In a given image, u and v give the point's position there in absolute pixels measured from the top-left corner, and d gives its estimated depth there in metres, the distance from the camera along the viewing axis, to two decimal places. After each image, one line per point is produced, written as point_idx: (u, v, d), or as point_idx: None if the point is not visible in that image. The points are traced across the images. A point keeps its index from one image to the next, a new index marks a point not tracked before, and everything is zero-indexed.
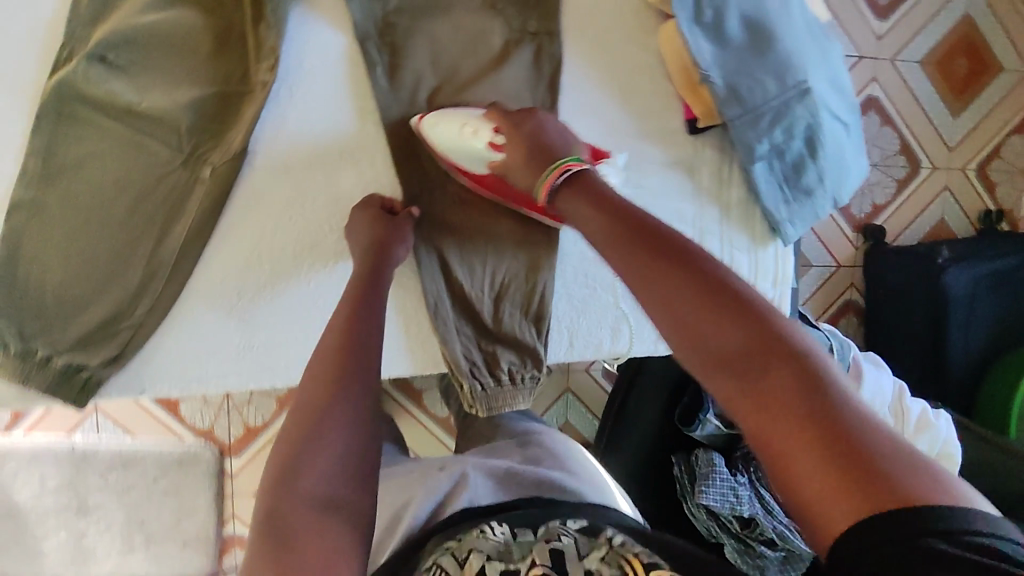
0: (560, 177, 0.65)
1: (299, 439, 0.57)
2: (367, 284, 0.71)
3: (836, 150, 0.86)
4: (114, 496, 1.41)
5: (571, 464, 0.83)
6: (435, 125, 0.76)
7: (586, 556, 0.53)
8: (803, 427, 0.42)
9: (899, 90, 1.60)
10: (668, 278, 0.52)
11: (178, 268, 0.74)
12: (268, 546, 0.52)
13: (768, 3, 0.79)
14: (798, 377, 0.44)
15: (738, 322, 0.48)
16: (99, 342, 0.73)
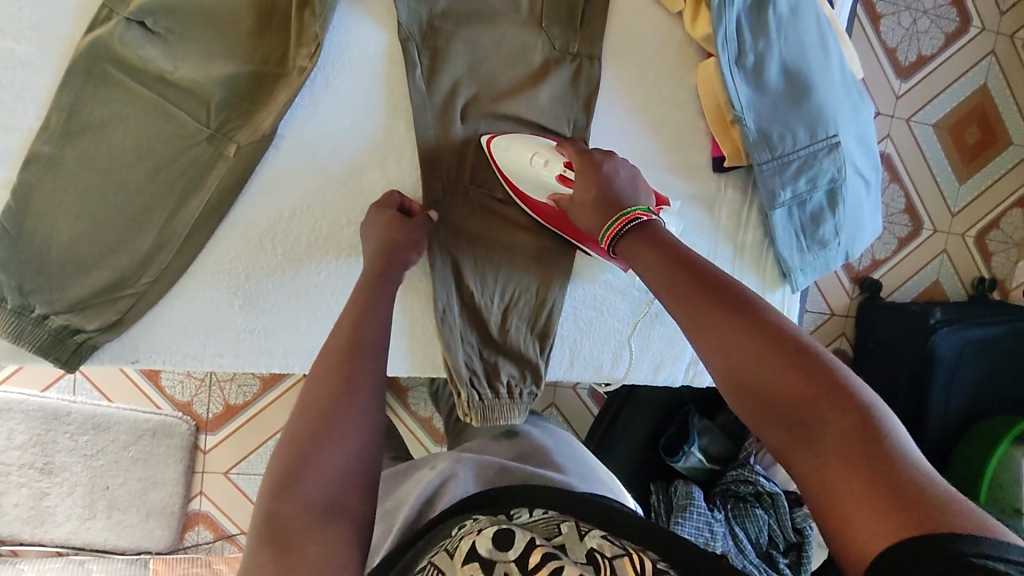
0: (627, 226, 0.62)
1: (302, 442, 0.57)
2: (377, 279, 0.71)
3: (855, 206, 0.87)
4: (81, 460, 1.38)
5: (559, 457, 0.82)
6: (504, 148, 0.77)
7: (587, 536, 0.56)
8: (861, 480, 0.43)
9: (910, 151, 1.62)
10: (723, 322, 0.54)
11: (189, 241, 0.73)
12: (266, 553, 0.53)
13: (809, 54, 0.79)
14: (856, 429, 0.46)
15: (793, 371, 0.50)
16: (99, 307, 0.71)
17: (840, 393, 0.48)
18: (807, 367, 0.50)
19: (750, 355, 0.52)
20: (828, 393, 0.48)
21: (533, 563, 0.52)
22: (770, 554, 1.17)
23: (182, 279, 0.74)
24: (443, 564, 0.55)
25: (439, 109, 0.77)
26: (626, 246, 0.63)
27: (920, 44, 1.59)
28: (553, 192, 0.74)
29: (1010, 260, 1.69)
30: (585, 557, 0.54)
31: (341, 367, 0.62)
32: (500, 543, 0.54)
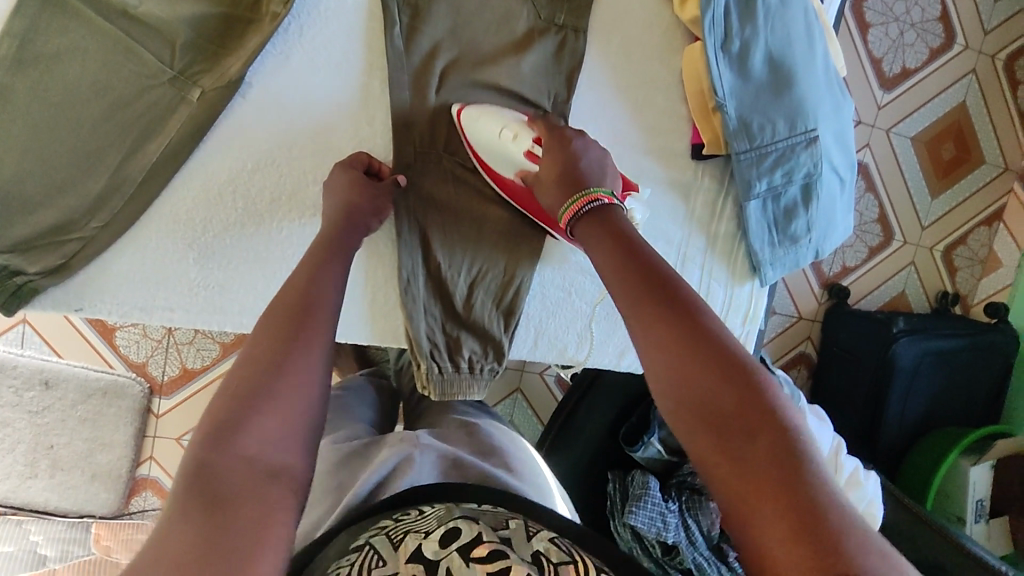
0: (586, 207, 0.65)
1: (245, 395, 0.55)
2: (330, 243, 0.68)
3: (829, 202, 0.87)
4: (26, 416, 1.34)
5: (513, 460, 0.80)
6: (475, 120, 0.75)
7: (534, 539, 0.56)
8: (776, 501, 0.44)
9: (887, 162, 1.65)
10: (671, 329, 0.54)
11: (145, 186, 0.69)
12: (193, 506, 0.49)
13: (796, 45, 0.78)
14: (782, 450, 0.46)
15: (729, 384, 0.50)
16: (43, 249, 0.68)
17: (771, 413, 0.48)
18: (743, 382, 0.50)
19: (690, 362, 0.52)
20: (760, 410, 0.49)
21: (477, 556, 0.52)
22: (720, 546, 1.18)
23: (134, 226, 0.71)
24: (383, 553, 0.54)
25: (416, 71, 0.74)
26: (588, 233, 0.64)
27: (905, 57, 1.61)
28: (520, 168, 0.75)
29: (974, 277, 1.72)
30: (529, 557, 0.54)
31: (289, 327, 0.60)
32: (445, 540, 0.54)
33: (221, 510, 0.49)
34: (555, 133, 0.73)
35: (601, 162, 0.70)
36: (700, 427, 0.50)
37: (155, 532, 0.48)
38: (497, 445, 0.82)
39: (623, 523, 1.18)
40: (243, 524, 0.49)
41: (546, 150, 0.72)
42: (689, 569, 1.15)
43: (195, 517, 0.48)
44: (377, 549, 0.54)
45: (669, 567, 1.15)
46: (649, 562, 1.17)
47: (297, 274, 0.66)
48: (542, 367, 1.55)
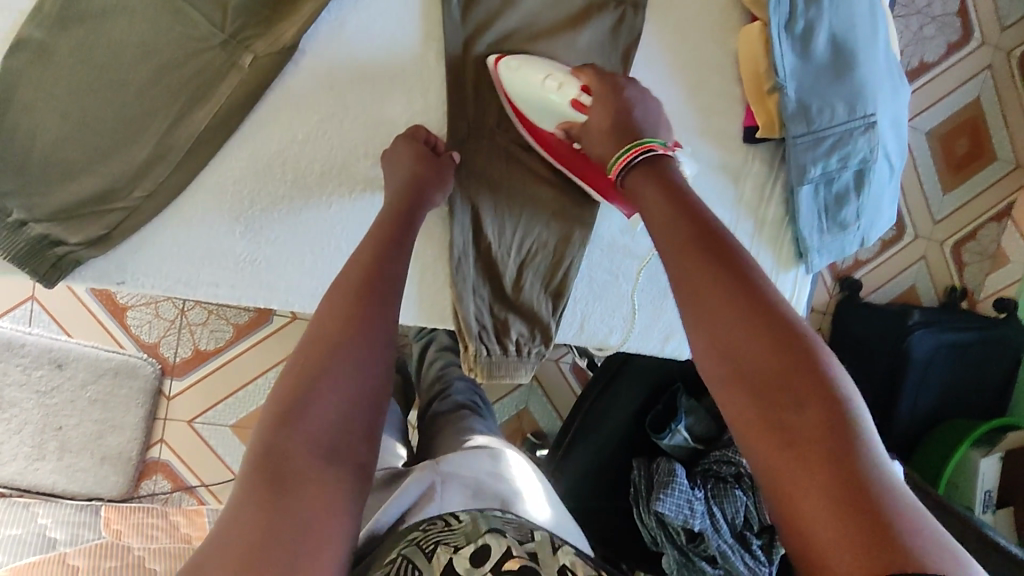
0: (640, 156, 0.61)
1: (309, 376, 0.52)
2: (402, 219, 0.66)
3: (879, 189, 0.86)
4: (35, 396, 1.31)
5: (535, 490, 0.76)
6: (513, 68, 0.70)
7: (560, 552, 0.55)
8: (823, 474, 0.43)
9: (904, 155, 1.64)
10: (717, 283, 0.51)
11: (192, 156, 0.66)
12: (261, 490, 0.48)
13: (857, 27, 0.77)
14: (833, 424, 0.45)
15: (778, 349, 0.48)
16: (85, 218, 0.65)
17: (824, 385, 0.46)
18: (797, 351, 0.48)
19: (740, 323, 0.50)
20: (814, 382, 0.47)
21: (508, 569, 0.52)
22: (744, 534, 1.17)
23: (178, 197, 0.67)
24: (417, 562, 0.54)
25: (472, 41, 0.71)
26: (635, 182, 0.60)
27: (925, 50, 1.61)
28: (563, 118, 0.70)
29: (982, 272, 1.71)
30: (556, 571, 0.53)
31: (354, 301, 0.57)
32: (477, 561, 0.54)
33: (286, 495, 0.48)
34: (606, 82, 0.68)
35: (655, 113, 0.67)
36: (742, 390, 0.48)
37: (223, 517, 0.48)
38: (517, 470, 0.78)
39: (648, 509, 1.20)
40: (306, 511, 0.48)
41: (594, 98, 0.67)
42: (713, 557, 1.16)
43: (263, 501, 0.47)
44: (411, 558, 0.55)
45: (693, 554, 1.17)
46: (673, 549, 1.19)
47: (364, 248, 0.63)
48: (559, 355, 1.53)
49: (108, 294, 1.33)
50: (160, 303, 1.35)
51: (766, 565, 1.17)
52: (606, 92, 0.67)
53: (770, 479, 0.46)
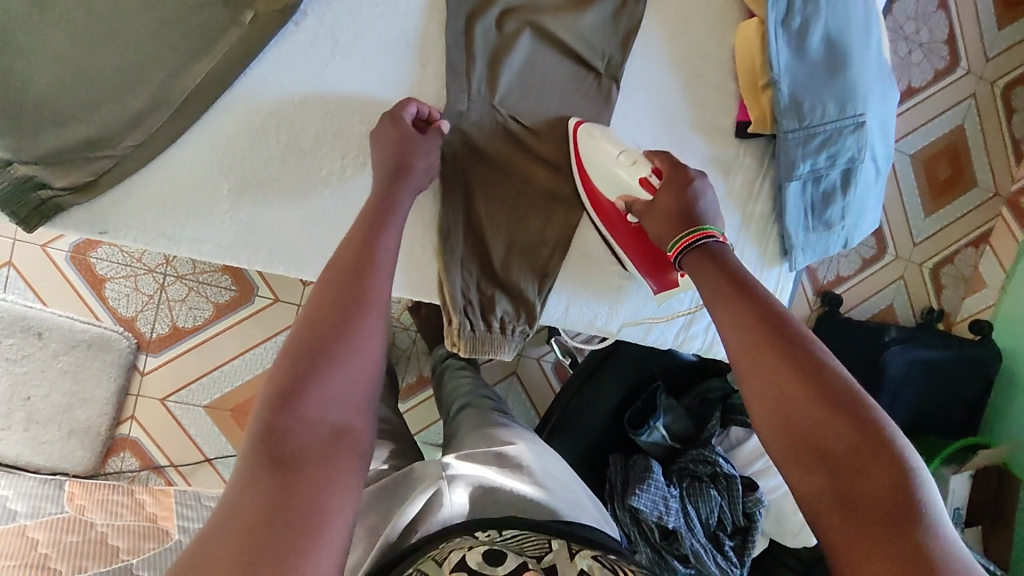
0: (700, 240, 0.66)
1: (309, 361, 0.52)
2: (378, 215, 0.65)
3: (864, 190, 0.88)
4: (4, 363, 1.28)
5: (544, 478, 0.82)
6: (590, 137, 0.76)
7: (578, 557, 0.60)
8: (890, 540, 0.43)
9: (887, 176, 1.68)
10: (773, 356, 0.54)
11: (186, 108, 0.65)
12: (257, 472, 0.46)
13: (850, 28, 0.80)
14: (895, 487, 0.45)
15: (837, 415, 0.49)
16: (72, 163, 0.63)
17: (884, 446, 0.47)
18: (853, 412, 0.49)
19: (793, 387, 0.52)
20: (877, 449, 0.47)
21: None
22: (716, 535, 1.19)
23: (168, 149, 0.66)
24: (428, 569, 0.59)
25: (474, 17, 0.72)
26: (694, 262, 0.65)
27: (911, 74, 1.66)
28: (627, 193, 0.75)
29: (958, 295, 1.73)
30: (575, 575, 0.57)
31: (361, 307, 0.57)
32: (490, 560, 0.58)
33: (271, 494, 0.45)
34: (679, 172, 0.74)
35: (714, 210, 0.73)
36: (801, 455, 0.50)
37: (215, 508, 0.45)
38: (527, 464, 0.83)
39: (623, 505, 1.19)
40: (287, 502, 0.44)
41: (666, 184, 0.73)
42: (685, 556, 1.15)
43: (253, 496, 0.45)
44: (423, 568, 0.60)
45: (666, 553, 1.16)
46: (646, 547, 1.17)
47: (349, 245, 0.62)
48: (540, 353, 1.53)
49: (88, 264, 1.30)
50: (140, 276, 1.33)
51: (736, 568, 1.18)
52: (672, 188, 0.72)
53: (828, 540, 0.46)
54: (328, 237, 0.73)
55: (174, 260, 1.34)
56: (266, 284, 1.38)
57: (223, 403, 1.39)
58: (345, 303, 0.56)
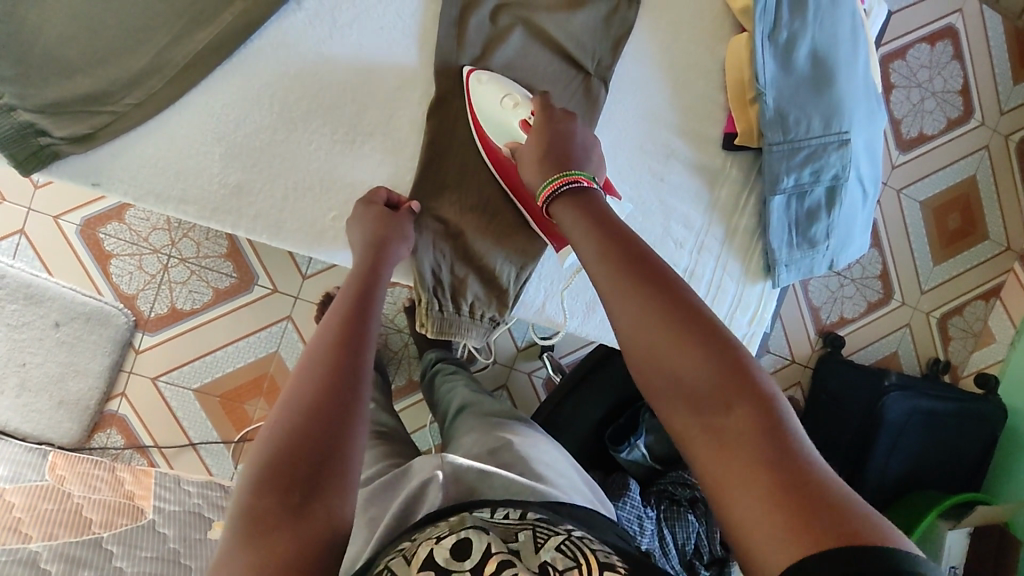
0: (568, 184, 0.67)
1: (286, 413, 0.55)
2: (363, 288, 0.69)
3: (850, 211, 0.87)
4: (4, 328, 1.31)
5: (538, 466, 0.79)
6: (482, 83, 0.75)
7: (542, 548, 0.55)
8: (768, 481, 0.45)
9: (894, 224, 1.61)
10: (649, 312, 0.55)
11: (186, 72, 0.69)
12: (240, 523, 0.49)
13: (837, 48, 0.82)
14: (763, 426, 0.48)
15: (712, 367, 0.52)
16: (73, 114, 0.67)
17: (758, 390, 0.50)
18: (729, 362, 0.52)
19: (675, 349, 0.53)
20: (750, 393, 0.50)
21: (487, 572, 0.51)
22: (693, 564, 1.12)
23: (167, 109, 0.70)
24: (398, 569, 0.54)
25: (468, 9, 0.76)
26: (563, 213, 0.66)
27: (924, 122, 1.60)
28: (513, 138, 0.76)
29: (966, 349, 1.64)
30: (536, 566, 0.53)
31: (342, 357, 0.60)
32: (459, 554, 0.54)
33: (268, 539, 0.47)
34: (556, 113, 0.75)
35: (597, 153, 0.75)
36: (681, 407, 0.52)
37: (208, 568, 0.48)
38: (523, 453, 0.81)
39: None
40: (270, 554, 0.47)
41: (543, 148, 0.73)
42: None
43: (244, 542, 0.47)
44: (393, 568, 0.55)
45: None
46: None
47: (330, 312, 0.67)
48: (532, 368, 1.48)
49: (96, 240, 1.34)
50: (145, 256, 1.36)
51: None
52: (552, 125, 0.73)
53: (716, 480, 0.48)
54: (314, 207, 0.77)
55: (179, 242, 1.37)
56: (267, 274, 1.40)
57: (212, 388, 1.41)
58: (328, 353, 0.60)
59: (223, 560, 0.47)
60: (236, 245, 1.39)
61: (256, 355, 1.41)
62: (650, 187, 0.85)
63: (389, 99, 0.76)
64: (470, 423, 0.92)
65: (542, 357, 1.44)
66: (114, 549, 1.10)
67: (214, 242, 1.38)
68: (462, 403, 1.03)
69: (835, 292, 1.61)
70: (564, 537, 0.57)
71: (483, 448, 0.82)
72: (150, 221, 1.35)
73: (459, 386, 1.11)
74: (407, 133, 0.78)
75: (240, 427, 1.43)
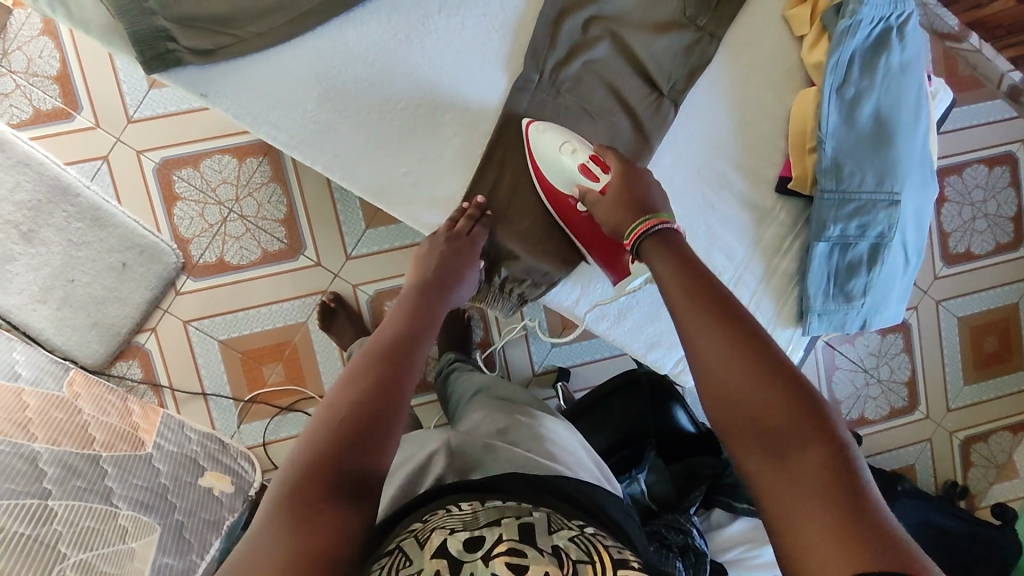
0: (656, 227, 0.69)
1: (354, 405, 0.57)
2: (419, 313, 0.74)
3: (890, 273, 0.90)
4: (64, 243, 1.35)
5: (549, 446, 0.78)
6: (542, 132, 0.81)
7: (555, 534, 0.55)
8: (829, 521, 0.47)
9: (931, 333, 1.58)
10: (721, 342, 0.56)
11: (307, 16, 0.76)
12: (293, 508, 0.50)
13: (900, 115, 0.87)
14: (829, 467, 0.49)
15: (781, 399, 0.53)
16: (203, 31, 0.74)
17: (813, 419, 0.52)
18: (786, 387, 0.54)
19: (747, 391, 0.54)
20: (812, 432, 0.51)
21: (495, 553, 0.51)
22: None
23: (282, 44, 0.77)
24: (409, 552, 0.53)
25: (565, 14, 0.83)
26: (647, 245, 0.68)
27: (972, 240, 1.59)
28: (577, 182, 0.80)
29: (986, 479, 1.59)
30: (548, 549, 0.52)
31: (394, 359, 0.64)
32: (471, 546, 0.52)
33: (311, 523, 0.49)
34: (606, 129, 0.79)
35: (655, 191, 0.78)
36: (750, 440, 0.53)
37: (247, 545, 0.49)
38: (535, 433, 0.80)
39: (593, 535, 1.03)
40: (324, 536, 0.49)
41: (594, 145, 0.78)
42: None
43: (301, 531, 0.49)
44: (404, 549, 0.54)
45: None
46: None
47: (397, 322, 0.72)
48: (544, 396, 1.48)
49: (169, 180, 1.40)
50: (209, 206, 1.42)
51: None
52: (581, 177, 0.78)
53: (780, 516, 0.50)
54: (388, 161, 0.82)
55: (242, 199, 1.42)
56: (314, 247, 1.44)
57: (237, 343, 1.43)
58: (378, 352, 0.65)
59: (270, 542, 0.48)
60: (293, 213, 1.43)
61: (285, 322, 1.44)
62: (698, 213, 0.89)
63: (477, 79, 0.83)
64: (484, 404, 0.93)
65: (556, 386, 1.44)
66: (109, 469, 1.12)
67: (274, 206, 1.43)
68: (478, 388, 1.04)
69: (860, 389, 1.57)
70: (576, 532, 0.56)
71: (493, 429, 0.82)
72: (222, 174, 1.41)
73: (475, 376, 1.13)
74: (485, 113, 0.84)
75: (252, 388, 1.44)
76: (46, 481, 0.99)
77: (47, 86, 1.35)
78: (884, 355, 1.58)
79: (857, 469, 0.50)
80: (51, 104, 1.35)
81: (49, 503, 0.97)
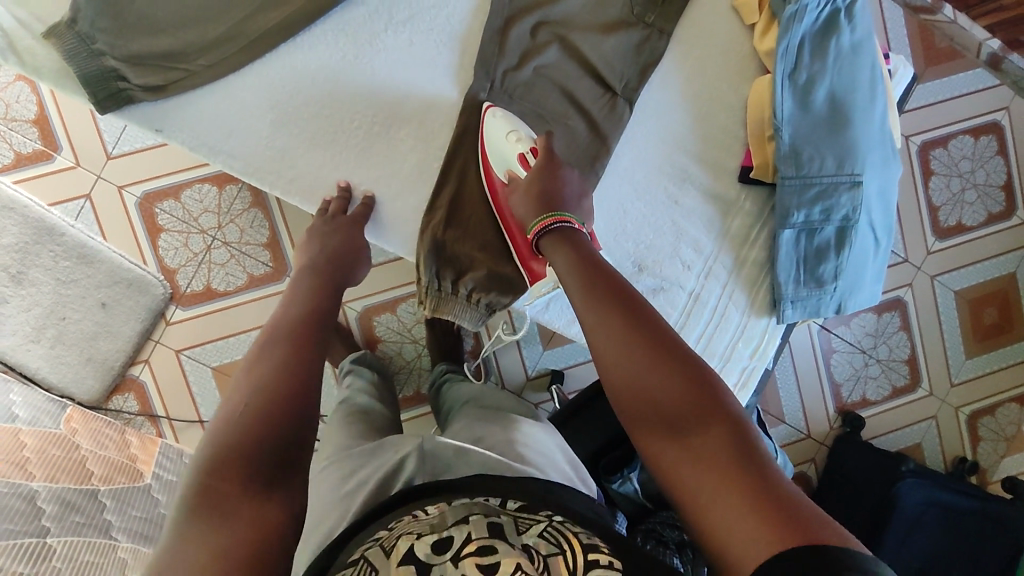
0: (556, 223, 0.72)
1: (268, 396, 0.56)
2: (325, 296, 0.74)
3: (860, 255, 0.89)
4: (54, 282, 1.37)
5: (524, 450, 0.78)
6: (495, 116, 0.82)
7: (525, 532, 0.56)
8: (735, 493, 0.48)
9: (927, 309, 1.57)
10: (624, 334, 0.59)
11: (254, 45, 0.78)
12: (206, 501, 0.49)
13: (856, 95, 0.86)
14: (728, 443, 0.51)
15: (679, 381, 0.55)
16: (151, 68, 0.75)
17: (711, 398, 0.54)
18: (682, 370, 0.56)
19: (649, 379, 0.56)
20: (712, 410, 0.53)
21: (466, 553, 0.54)
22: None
23: (232, 74, 0.78)
24: (376, 562, 0.54)
25: (512, 21, 0.83)
26: (552, 245, 0.72)
27: (963, 213, 1.57)
28: (511, 170, 0.82)
29: (996, 453, 1.57)
30: (519, 547, 0.54)
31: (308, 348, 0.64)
32: (439, 547, 0.54)
33: (226, 518, 0.48)
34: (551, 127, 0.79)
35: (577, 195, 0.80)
36: (656, 426, 0.54)
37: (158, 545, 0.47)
38: (512, 437, 0.81)
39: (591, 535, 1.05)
40: (243, 525, 0.48)
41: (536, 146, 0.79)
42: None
43: (217, 523, 0.48)
44: (370, 559, 0.54)
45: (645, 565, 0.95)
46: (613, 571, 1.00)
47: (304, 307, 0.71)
48: (540, 400, 1.48)
49: (151, 214, 1.42)
50: (192, 235, 1.43)
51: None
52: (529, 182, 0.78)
53: (687, 493, 0.50)
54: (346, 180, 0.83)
55: (225, 226, 1.43)
56: None
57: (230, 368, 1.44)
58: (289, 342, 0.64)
59: (184, 538, 0.46)
60: (275, 236, 1.44)
61: None
62: (664, 209, 0.89)
63: (429, 93, 0.84)
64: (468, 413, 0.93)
65: (550, 389, 1.44)
66: (108, 502, 1.12)
67: (257, 230, 1.44)
68: (469, 398, 1.03)
69: (860, 371, 1.55)
70: (545, 523, 0.56)
71: (471, 437, 0.82)
72: (203, 203, 1.43)
73: (464, 385, 1.14)
74: (439, 126, 0.84)
75: None
76: (45, 519, 0.98)
77: (26, 130, 1.37)
78: (880, 334, 1.56)
79: (754, 443, 0.51)
80: (30, 147, 1.38)
81: (48, 540, 0.94)
